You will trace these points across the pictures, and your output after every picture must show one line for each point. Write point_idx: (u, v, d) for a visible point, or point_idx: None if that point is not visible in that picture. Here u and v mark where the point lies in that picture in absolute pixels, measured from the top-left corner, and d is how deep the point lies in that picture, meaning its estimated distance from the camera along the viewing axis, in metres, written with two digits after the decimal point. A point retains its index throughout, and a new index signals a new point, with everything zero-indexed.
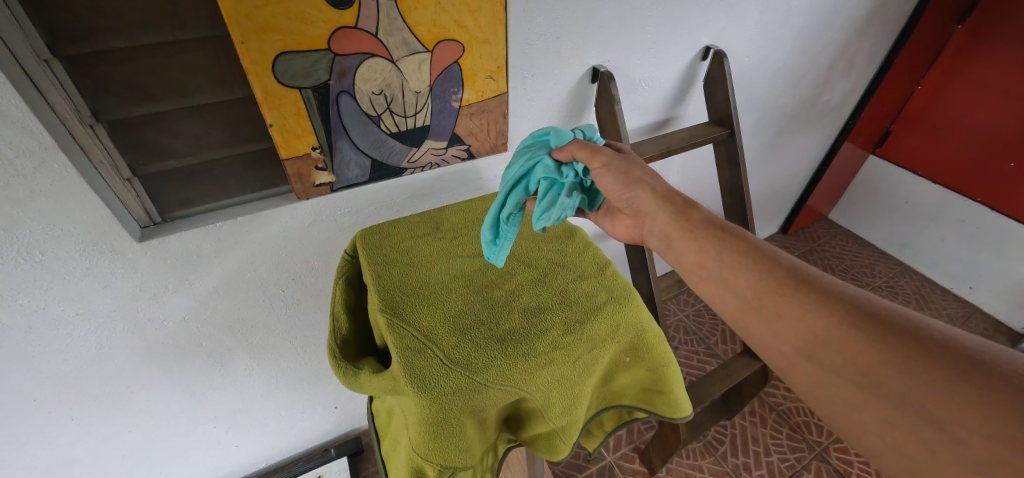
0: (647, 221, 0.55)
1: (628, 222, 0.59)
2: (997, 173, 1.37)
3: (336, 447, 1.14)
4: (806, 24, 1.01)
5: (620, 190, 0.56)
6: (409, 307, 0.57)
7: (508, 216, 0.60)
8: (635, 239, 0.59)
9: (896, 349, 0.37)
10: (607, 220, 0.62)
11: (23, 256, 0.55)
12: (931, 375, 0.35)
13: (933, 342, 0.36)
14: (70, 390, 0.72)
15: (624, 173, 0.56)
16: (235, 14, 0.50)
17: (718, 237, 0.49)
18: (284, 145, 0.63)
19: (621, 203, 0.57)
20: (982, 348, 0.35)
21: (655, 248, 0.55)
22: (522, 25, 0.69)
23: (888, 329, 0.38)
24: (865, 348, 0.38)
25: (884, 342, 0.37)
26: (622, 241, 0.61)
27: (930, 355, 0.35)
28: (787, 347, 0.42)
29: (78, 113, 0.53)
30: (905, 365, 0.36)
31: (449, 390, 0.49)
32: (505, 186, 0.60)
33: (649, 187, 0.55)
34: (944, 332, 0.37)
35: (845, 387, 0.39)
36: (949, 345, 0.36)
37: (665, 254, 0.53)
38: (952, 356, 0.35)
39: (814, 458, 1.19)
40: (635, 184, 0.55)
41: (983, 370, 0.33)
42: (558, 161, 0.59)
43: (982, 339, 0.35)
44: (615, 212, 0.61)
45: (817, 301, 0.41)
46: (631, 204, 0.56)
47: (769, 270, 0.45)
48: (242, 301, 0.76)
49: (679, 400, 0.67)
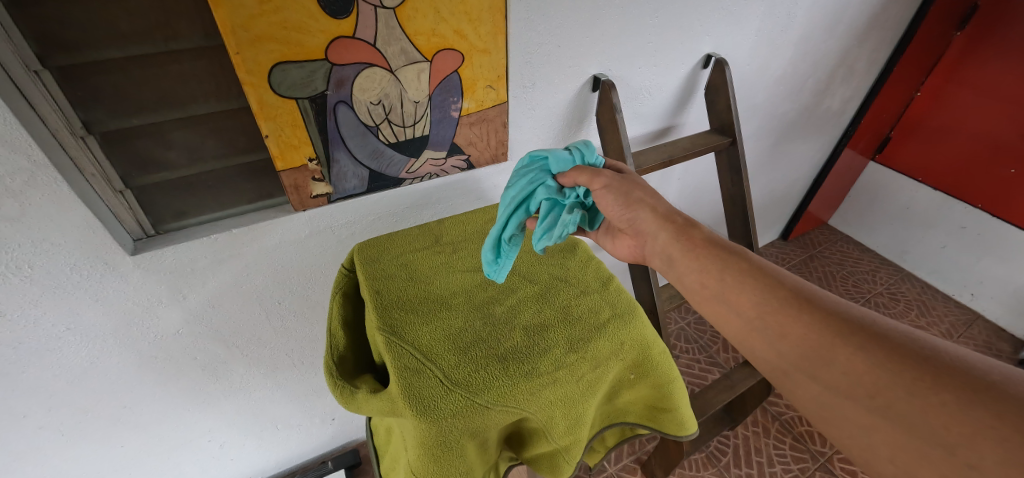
0: (649, 241, 0.53)
1: (629, 242, 0.57)
2: (998, 179, 1.36)
3: (333, 460, 1.11)
4: (806, 32, 1.00)
5: (621, 211, 0.54)
6: (408, 325, 0.56)
7: (509, 237, 0.59)
8: (637, 258, 0.57)
9: (905, 370, 0.36)
10: (608, 239, 0.61)
11: (11, 270, 0.54)
12: (940, 397, 0.34)
13: (942, 364, 0.35)
14: (60, 404, 0.70)
15: (624, 194, 0.54)
16: (229, 25, 0.49)
17: (719, 256, 0.48)
18: (280, 157, 0.62)
19: (622, 223, 0.55)
20: (993, 371, 0.34)
21: (657, 268, 0.53)
22: (522, 34, 0.68)
23: (894, 349, 0.37)
24: (872, 369, 0.37)
25: (891, 362, 0.36)
26: (623, 261, 0.60)
27: (938, 377, 0.35)
28: (790, 366, 0.41)
29: (69, 126, 0.52)
30: (913, 386, 0.35)
31: (449, 412, 0.47)
32: (506, 208, 0.59)
33: (649, 207, 0.53)
34: (950, 352, 0.36)
35: (853, 408, 0.37)
36: (957, 366, 0.35)
37: (667, 274, 0.52)
38: (961, 378, 0.34)
39: (817, 468, 1.18)
40: (636, 204, 0.54)
41: (993, 393, 0.33)
42: (557, 180, 0.59)
43: (991, 360, 0.35)
44: (615, 231, 0.59)
45: (822, 321, 0.40)
46: (632, 224, 0.54)
47: (772, 290, 0.44)
48: (237, 314, 0.75)
49: (685, 417, 0.65)
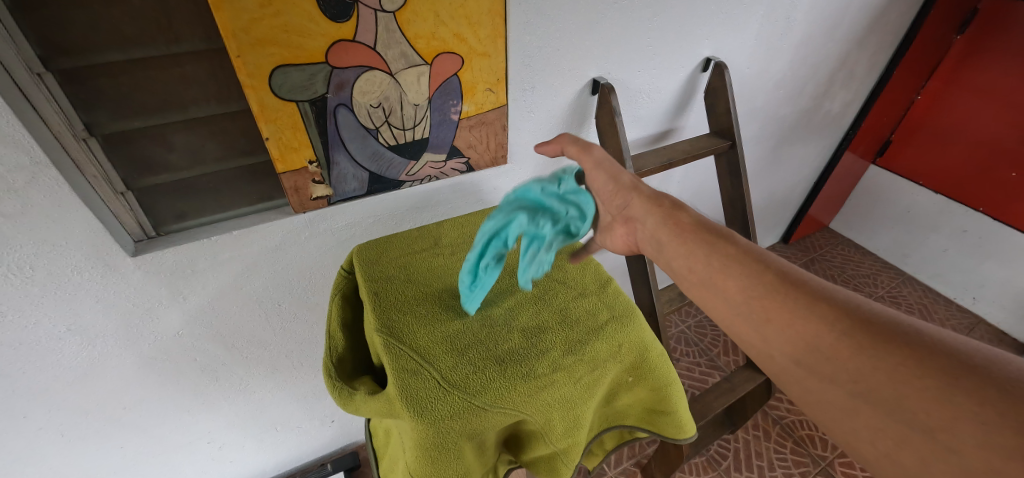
0: (639, 227, 0.56)
1: (621, 232, 0.60)
2: (999, 181, 1.36)
3: (333, 462, 1.11)
4: (806, 36, 1.01)
5: (612, 196, 0.59)
6: (406, 326, 0.56)
7: (485, 266, 0.55)
8: (632, 248, 0.59)
9: (890, 356, 0.36)
10: (602, 236, 0.63)
11: (12, 271, 0.54)
12: (923, 382, 0.34)
13: (925, 348, 0.36)
14: (58, 404, 0.70)
15: (614, 178, 0.59)
16: (231, 29, 0.50)
17: (707, 240, 0.49)
18: (281, 159, 0.62)
19: (614, 210, 0.60)
20: (978, 356, 0.34)
21: (650, 255, 0.55)
22: (522, 37, 0.69)
23: (879, 334, 0.37)
24: (857, 355, 0.37)
25: (876, 348, 0.37)
26: (621, 254, 0.62)
27: (922, 362, 0.35)
28: (777, 351, 0.42)
29: (72, 128, 0.53)
30: (896, 371, 0.35)
31: (447, 413, 0.48)
32: (482, 237, 0.56)
33: (638, 193, 0.57)
34: (936, 336, 0.36)
35: (835, 392, 0.38)
36: (942, 350, 0.35)
37: (658, 260, 0.54)
38: (943, 362, 0.35)
39: (819, 473, 1.17)
40: (624, 189, 0.58)
41: (976, 378, 0.33)
42: (536, 210, 0.57)
43: (974, 343, 0.35)
44: (607, 226, 0.62)
45: (808, 306, 0.41)
46: (623, 210, 0.59)
47: (758, 275, 0.45)
48: (237, 316, 0.75)
49: (684, 420, 0.65)
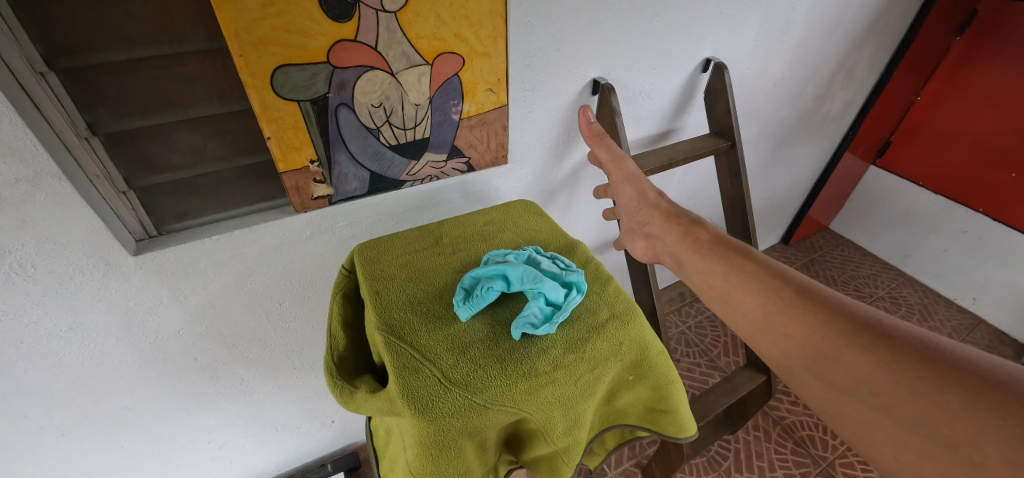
0: (660, 242, 0.65)
1: (644, 244, 0.69)
2: (999, 182, 1.36)
3: (333, 463, 1.10)
4: (806, 36, 1.01)
5: (635, 214, 0.69)
6: (407, 325, 0.56)
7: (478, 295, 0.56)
8: (652, 258, 0.69)
9: (910, 370, 0.39)
10: (628, 242, 0.73)
11: (15, 270, 0.54)
12: (945, 397, 0.37)
13: (945, 364, 0.38)
14: (59, 404, 0.70)
15: (638, 197, 0.68)
16: (234, 28, 0.50)
17: (725, 257, 0.56)
18: (283, 159, 0.62)
19: (637, 225, 0.69)
20: (1000, 371, 0.36)
21: (671, 266, 0.64)
22: (522, 37, 0.69)
23: (898, 348, 0.41)
24: (876, 369, 0.41)
25: (895, 362, 0.40)
26: (642, 260, 0.72)
27: (942, 377, 0.38)
28: (795, 365, 0.46)
29: (74, 127, 0.53)
30: (916, 386, 0.38)
31: (449, 410, 0.48)
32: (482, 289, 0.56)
33: (660, 211, 0.65)
34: (957, 352, 0.39)
35: (858, 406, 0.41)
36: (961, 365, 0.38)
37: (679, 272, 0.61)
38: (964, 378, 0.37)
39: (819, 473, 1.17)
40: (645, 209, 0.67)
41: (997, 392, 0.35)
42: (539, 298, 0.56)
43: (999, 361, 0.37)
44: (633, 237, 0.71)
45: (827, 322, 0.45)
46: (644, 227, 0.68)
47: (778, 292, 0.50)
48: (239, 315, 0.75)
49: (684, 419, 0.65)
